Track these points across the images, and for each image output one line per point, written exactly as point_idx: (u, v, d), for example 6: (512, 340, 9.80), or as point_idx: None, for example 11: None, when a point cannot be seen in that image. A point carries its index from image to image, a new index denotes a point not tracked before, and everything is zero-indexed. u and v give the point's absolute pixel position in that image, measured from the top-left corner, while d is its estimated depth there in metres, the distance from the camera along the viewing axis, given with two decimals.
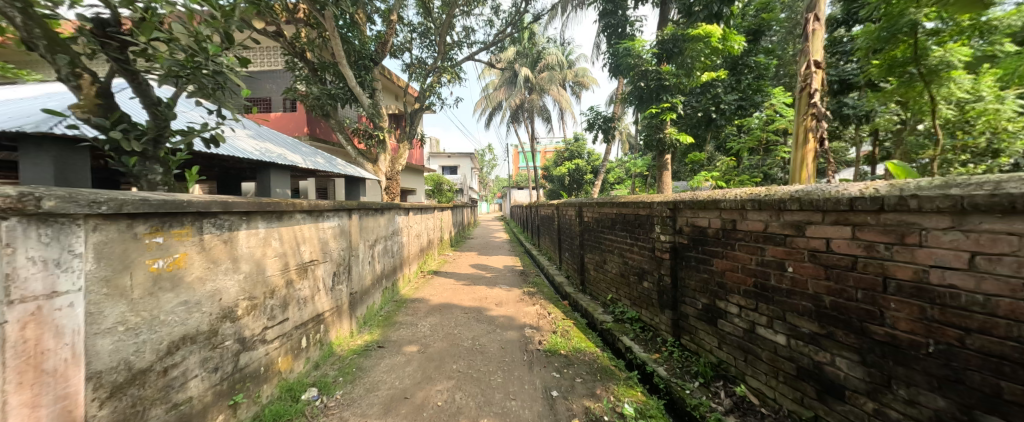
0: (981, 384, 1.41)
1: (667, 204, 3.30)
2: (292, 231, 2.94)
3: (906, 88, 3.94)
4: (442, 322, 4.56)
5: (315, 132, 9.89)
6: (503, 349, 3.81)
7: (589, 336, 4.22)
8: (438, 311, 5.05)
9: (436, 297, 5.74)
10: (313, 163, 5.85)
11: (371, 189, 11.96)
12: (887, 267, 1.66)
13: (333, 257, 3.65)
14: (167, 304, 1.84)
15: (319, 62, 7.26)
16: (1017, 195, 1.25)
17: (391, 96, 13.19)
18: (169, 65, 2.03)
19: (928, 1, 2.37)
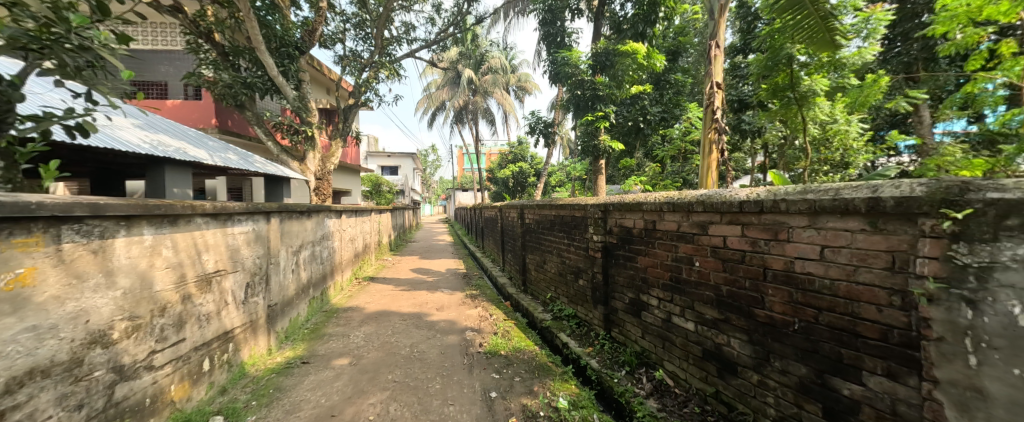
0: (829, 352, 1.74)
1: (599, 206, 3.55)
2: (190, 237, 2.67)
3: (786, 110, 4.61)
4: (377, 331, 4.43)
5: (226, 124, 8.98)
6: (442, 355, 3.82)
7: (529, 335, 4.38)
8: (374, 319, 4.90)
9: (373, 305, 5.56)
10: (223, 159, 5.27)
11: (298, 190, 11.18)
12: (767, 259, 1.98)
13: (246, 266, 3.37)
14: (7, 332, 1.56)
15: (231, 46, 6.63)
16: (849, 199, 1.56)
17: (321, 89, 12.43)
18: (13, 33, 1.62)
19: (797, 37, 2.85)
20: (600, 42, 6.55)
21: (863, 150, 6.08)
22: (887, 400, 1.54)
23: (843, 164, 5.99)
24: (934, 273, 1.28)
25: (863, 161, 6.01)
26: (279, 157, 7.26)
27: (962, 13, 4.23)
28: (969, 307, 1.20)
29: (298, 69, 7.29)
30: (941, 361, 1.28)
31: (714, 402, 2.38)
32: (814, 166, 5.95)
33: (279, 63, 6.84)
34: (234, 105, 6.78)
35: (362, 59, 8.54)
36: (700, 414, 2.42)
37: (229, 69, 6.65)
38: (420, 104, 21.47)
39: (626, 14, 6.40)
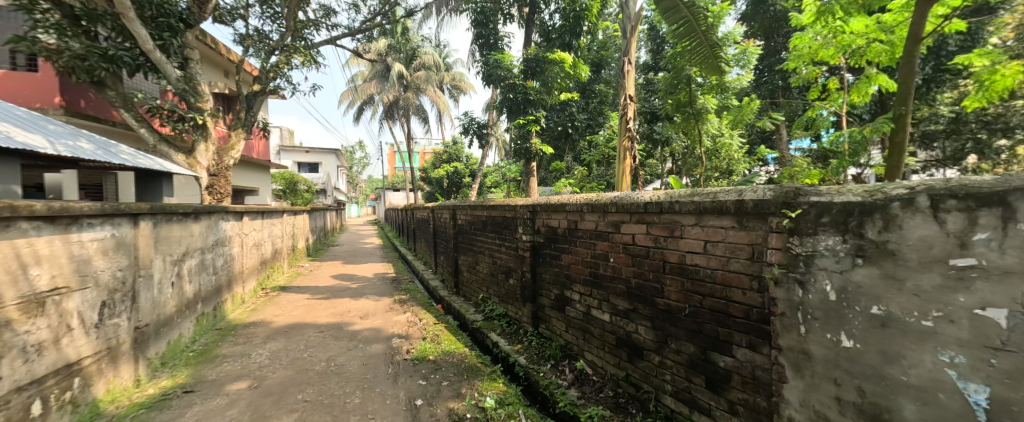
0: (710, 331, 2.04)
1: (528, 207, 3.70)
2: (7, 246, 2.11)
3: (686, 122, 5.19)
4: (285, 348, 4.11)
5: (78, 104, 7.35)
6: (364, 366, 3.69)
7: (459, 338, 4.41)
8: (282, 334, 4.53)
9: (282, 319, 5.13)
10: (69, 147, 4.20)
11: (186, 187, 9.79)
12: (666, 253, 2.26)
13: (101, 281, 2.77)
14: None
15: (84, 8, 5.48)
16: (724, 201, 1.85)
17: (219, 72, 11.01)
18: None
19: (691, 60, 3.29)
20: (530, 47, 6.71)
21: (742, 159, 7.13)
22: (749, 368, 1.85)
23: (728, 171, 6.94)
24: (779, 261, 1.53)
25: (743, 169, 7.04)
26: (156, 147, 6.23)
27: (813, 52, 5.14)
28: (800, 285, 1.46)
29: (182, 45, 6.36)
30: (784, 331, 1.53)
31: (625, 385, 2.64)
32: (708, 173, 6.78)
33: (156, 35, 5.90)
34: (89, 82, 5.56)
35: (270, 41, 7.77)
36: (614, 397, 2.68)
37: (81, 37, 5.43)
38: (344, 96, 20.20)
39: (553, 24, 6.70)
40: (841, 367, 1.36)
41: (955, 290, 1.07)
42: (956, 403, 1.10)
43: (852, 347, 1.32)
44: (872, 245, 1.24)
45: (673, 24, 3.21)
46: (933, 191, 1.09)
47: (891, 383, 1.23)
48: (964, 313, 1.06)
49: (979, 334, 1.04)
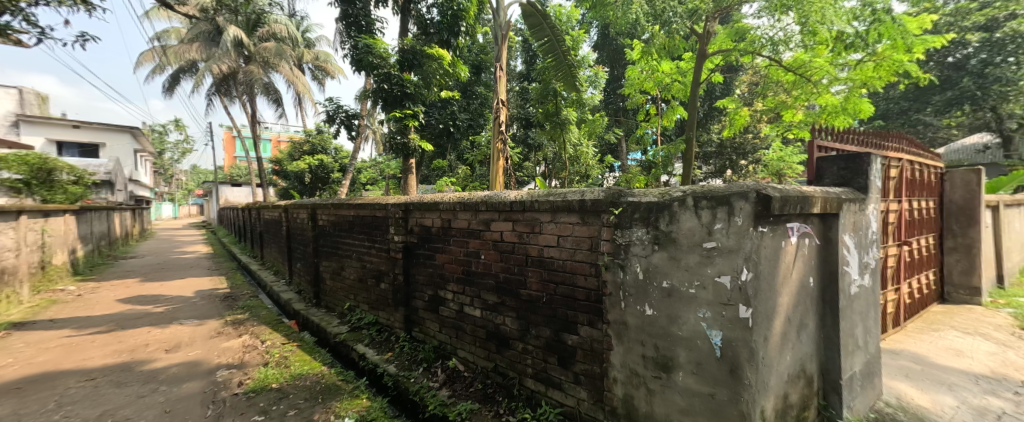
0: (559, 315, 2.25)
1: (400, 205, 3.57)
2: None
3: (556, 130, 5.76)
4: (15, 414, 2.91)
5: None
6: (165, 415, 2.88)
7: (316, 356, 3.88)
8: (13, 394, 3.24)
9: (10, 371, 3.71)
10: None
11: None
12: (527, 248, 2.41)
13: None
14: None
15: None
16: (571, 199, 2.06)
17: None
18: None
19: (553, 71, 3.69)
20: (406, 38, 6.13)
21: (597, 166, 7.93)
22: (588, 342, 2.07)
23: (586, 176, 7.56)
24: (608, 250, 1.88)
25: (596, 175, 7.90)
26: None
27: (639, 83, 6.30)
28: (621, 268, 1.83)
29: None
30: (611, 307, 1.89)
31: (493, 375, 2.75)
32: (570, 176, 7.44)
33: None
34: None
35: None
36: (482, 389, 2.74)
37: None
38: (150, 58, 15.87)
39: (432, 18, 6.60)
40: (646, 331, 1.75)
41: (705, 265, 1.51)
42: (706, 346, 1.53)
43: (652, 314, 1.72)
44: (663, 234, 1.65)
45: (538, 40, 3.65)
46: (695, 193, 1.52)
47: (674, 338, 1.64)
48: (710, 281, 1.50)
49: (717, 294, 1.48)
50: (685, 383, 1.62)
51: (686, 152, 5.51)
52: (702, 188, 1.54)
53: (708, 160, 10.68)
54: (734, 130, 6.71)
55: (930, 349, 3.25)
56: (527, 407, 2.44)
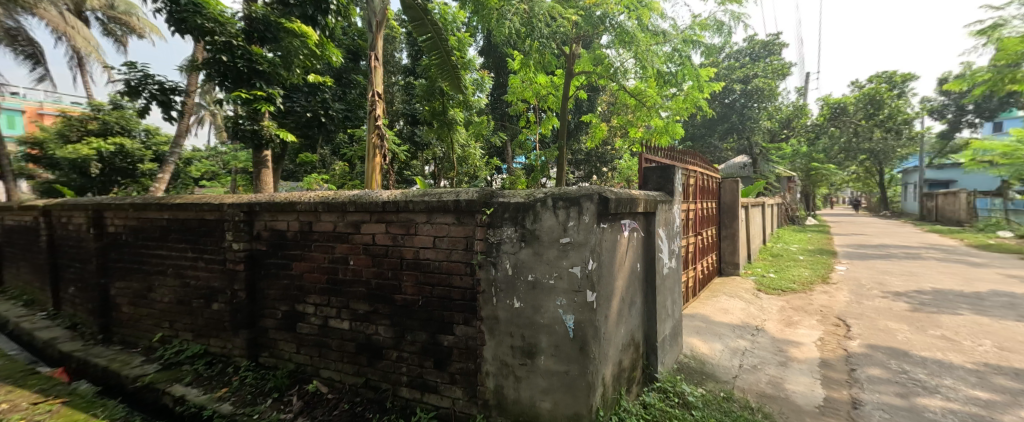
0: (434, 316, 2.10)
1: (242, 205, 2.68)
2: None
3: (443, 129, 5.79)
4: None
5: None
6: None
7: (98, 412, 2.56)
8: None
9: None
10: None
11: None
12: (402, 251, 2.16)
13: None
14: None
15: None
16: (448, 199, 1.96)
17: None
18: None
19: (438, 73, 3.69)
20: (257, 5, 5.10)
21: (484, 168, 7.82)
22: (463, 340, 2.02)
23: (474, 177, 7.53)
24: (481, 249, 1.94)
25: (485, 175, 7.74)
26: None
27: (521, 92, 6.74)
28: (493, 265, 1.91)
29: None
30: (484, 303, 1.95)
31: (363, 391, 2.36)
32: (462, 176, 7.43)
33: None
34: None
35: None
36: (350, 409, 2.30)
37: None
38: None
39: None
40: (514, 323, 1.89)
41: (562, 258, 1.76)
42: (562, 329, 1.78)
43: (518, 307, 1.87)
44: (529, 232, 1.83)
45: (421, 36, 3.62)
46: (553, 195, 1.76)
47: (537, 326, 1.84)
48: (565, 272, 1.75)
49: (571, 283, 1.75)
50: (545, 365, 1.83)
51: (558, 158, 6.14)
52: (559, 191, 1.78)
53: (579, 166, 12.00)
54: (594, 141, 7.77)
55: (710, 311, 4.50)
56: (401, 418, 2.17)
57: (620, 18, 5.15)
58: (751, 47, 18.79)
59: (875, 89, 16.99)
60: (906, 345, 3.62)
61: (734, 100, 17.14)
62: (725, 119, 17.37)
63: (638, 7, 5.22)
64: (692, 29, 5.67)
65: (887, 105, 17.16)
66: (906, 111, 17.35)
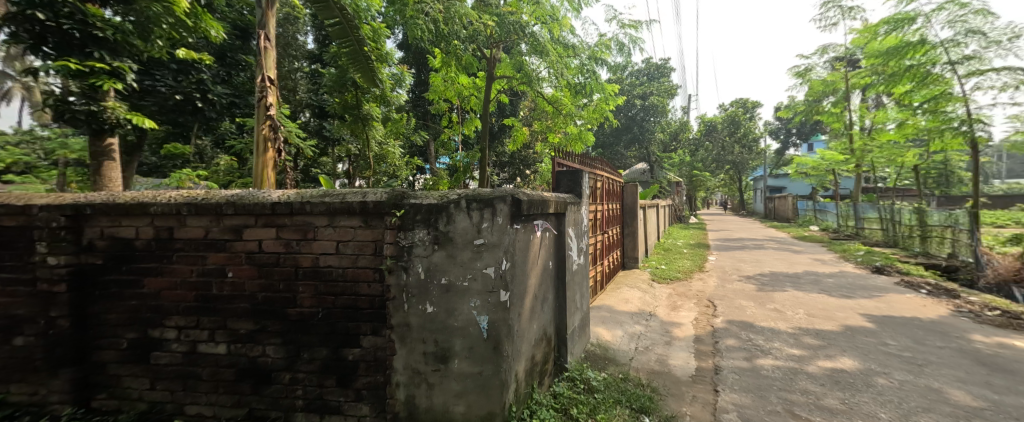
0: (340, 330, 1.87)
1: (64, 206, 1.92)
2: None
3: (354, 125, 5.30)
4: None
5: None
6: None
7: None
8: None
9: None
10: None
11: None
12: (297, 259, 1.86)
13: None
14: None
15: None
16: (353, 202, 1.78)
17: None
18: None
19: (353, 67, 3.38)
20: None
21: (405, 168, 7.66)
22: (371, 352, 1.84)
23: (394, 176, 7.29)
24: (391, 253, 1.80)
25: (406, 175, 7.56)
26: None
27: (442, 91, 6.57)
28: (404, 270, 1.80)
29: None
30: (394, 311, 1.81)
31: None
32: (380, 176, 7.05)
33: None
34: None
35: None
36: None
37: None
38: None
39: None
40: (426, 328, 1.81)
41: (477, 260, 1.79)
42: (476, 331, 1.80)
43: (432, 311, 1.81)
44: (442, 234, 1.79)
45: (328, 22, 3.29)
46: (467, 197, 1.77)
47: (450, 329, 1.81)
48: (479, 273, 1.79)
49: (485, 284, 1.79)
50: (459, 368, 1.81)
51: (481, 160, 6.14)
52: (473, 192, 1.80)
53: (504, 167, 12.11)
54: (516, 144, 7.90)
55: (613, 302, 4.84)
56: None
57: (533, 28, 5.24)
58: (648, 67, 20.87)
59: (734, 112, 20.79)
60: (752, 318, 4.34)
61: (635, 113, 18.87)
62: (629, 130, 18.88)
63: (549, 20, 5.46)
64: (597, 47, 6.04)
65: (744, 125, 21.06)
66: (755, 130, 21.22)
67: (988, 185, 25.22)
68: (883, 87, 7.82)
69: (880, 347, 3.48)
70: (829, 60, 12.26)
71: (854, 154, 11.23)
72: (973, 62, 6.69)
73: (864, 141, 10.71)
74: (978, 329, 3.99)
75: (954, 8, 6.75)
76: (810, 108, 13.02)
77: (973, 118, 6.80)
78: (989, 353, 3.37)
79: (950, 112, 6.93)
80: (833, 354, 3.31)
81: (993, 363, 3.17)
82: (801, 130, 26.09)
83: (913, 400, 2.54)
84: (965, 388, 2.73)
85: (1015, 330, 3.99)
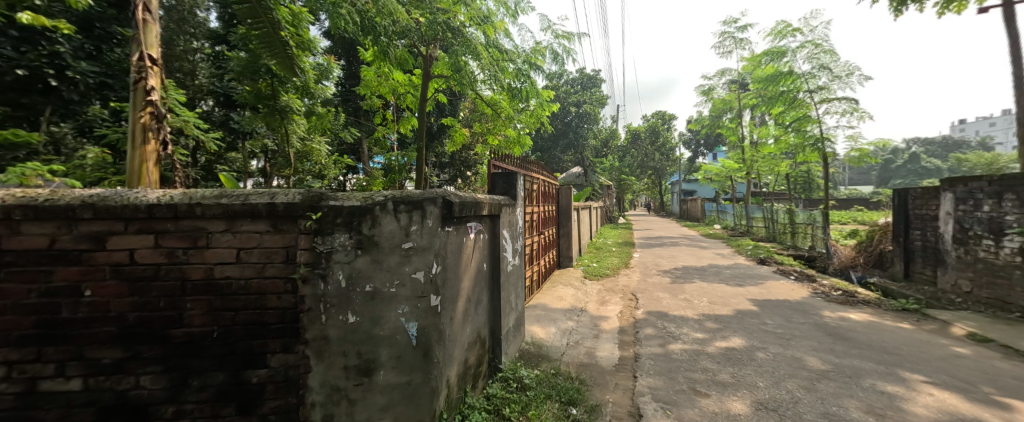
0: (243, 349, 1.63)
1: None
2: None
3: (271, 118, 4.74)
4: None
5: None
6: None
7: None
8: None
9: None
10: None
11: None
12: (185, 270, 1.56)
13: None
14: None
15: None
16: (258, 204, 1.57)
17: None
18: None
19: (265, 52, 3.03)
20: None
21: (332, 166, 7.24)
22: (281, 372, 1.64)
23: (321, 175, 6.77)
24: (306, 260, 1.62)
25: (333, 174, 7.09)
26: None
27: (375, 86, 6.29)
28: (322, 279, 1.64)
29: None
30: (310, 324, 1.64)
31: None
32: (302, 175, 6.47)
33: None
34: None
35: None
36: None
37: None
38: None
39: None
40: (348, 340, 1.67)
41: (405, 264, 1.73)
42: (404, 338, 1.74)
43: (354, 321, 1.68)
44: (366, 238, 1.67)
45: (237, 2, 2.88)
46: (395, 199, 1.69)
47: (375, 339, 1.71)
48: (408, 278, 1.74)
49: (414, 289, 1.75)
50: (386, 379, 1.72)
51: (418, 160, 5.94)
52: (400, 194, 1.72)
53: (443, 169, 11.81)
54: (455, 145, 7.74)
55: (548, 300, 4.96)
56: None
57: (467, 31, 5.10)
58: (581, 76, 21.77)
59: (654, 122, 22.63)
60: (667, 307, 4.73)
61: (570, 120, 19.57)
62: (564, 135, 19.56)
63: (483, 22, 5.38)
64: (531, 53, 6.14)
65: (662, 135, 23.04)
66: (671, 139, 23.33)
67: (840, 191, 30.52)
68: (765, 108, 9.01)
69: (762, 326, 3.99)
70: (727, 81, 13.89)
71: (745, 163, 12.91)
72: (824, 92, 8.01)
73: (752, 151, 12.44)
74: (828, 306, 4.76)
75: (811, 47, 7.97)
76: (713, 123, 14.71)
77: (824, 137, 8.19)
78: (835, 325, 4.03)
79: (809, 131, 8.31)
80: (727, 335, 3.72)
81: (837, 333, 3.79)
82: (707, 141, 29.36)
83: (783, 368, 2.96)
84: (819, 355, 3.23)
85: (852, 305, 4.81)
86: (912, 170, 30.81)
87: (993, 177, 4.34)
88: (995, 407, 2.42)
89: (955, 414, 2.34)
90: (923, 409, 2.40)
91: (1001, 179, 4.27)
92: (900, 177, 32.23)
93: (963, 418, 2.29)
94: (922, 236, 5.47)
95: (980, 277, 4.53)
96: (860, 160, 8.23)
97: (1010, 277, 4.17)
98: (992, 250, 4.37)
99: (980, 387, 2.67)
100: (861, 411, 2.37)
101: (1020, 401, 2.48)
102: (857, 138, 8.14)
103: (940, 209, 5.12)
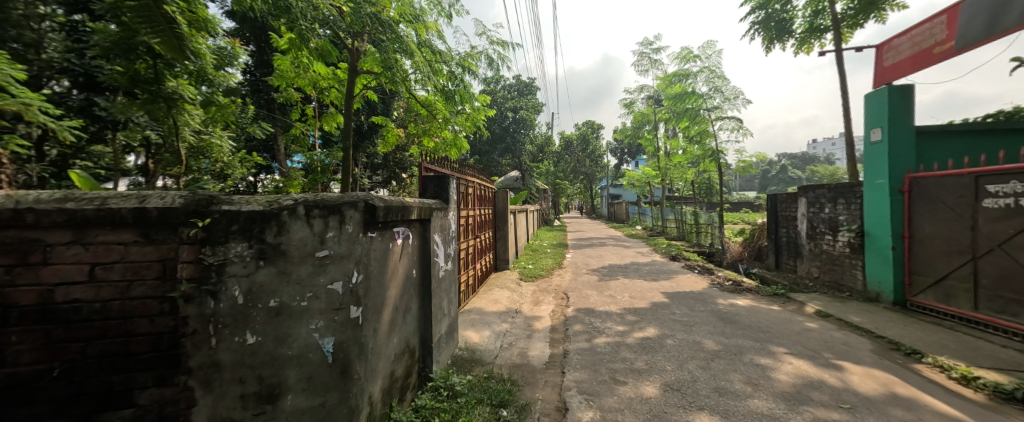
0: (99, 387, 1.34)
1: None
2: None
3: (152, 106, 3.99)
4: None
5: None
6: None
7: None
8: None
9: None
10: None
11: None
12: (8, 295, 1.22)
13: None
14: None
15: None
16: (119, 209, 1.29)
17: None
18: None
19: (139, 27, 2.55)
20: None
21: (238, 165, 6.61)
22: (151, 410, 1.37)
23: (222, 174, 6.19)
24: (189, 275, 1.38)
25: (239, 174, 6.53)
26: None
27: (291, 77, 5.70)
28: (211, 296, 1.40)
29: None
30: (193, 350, 1.39)
31: None
32: (195, 173, 5.74)
33: None
34: None
35: None
36: None
37: None
38: None
39: None
40: (244, 364, 1.46)
41: (318, 274, 1.55)
42: (318, 357, 1.56)
43: (254, 342, 1.46)
44: (270, 247, 1.47)
45: None
46: (307, 203, 1.51)
47: (281, 360, 1.51)
48: (322, 290, 1.56)
49: (330, 301, 1.58)
50: (293, 406, 1.52)
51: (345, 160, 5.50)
52: (313, 196, 1.55)
53: (376, 170, 11.16)
54: (388, 146, 7.33)
55: (483, 303, 4.90)
56: None
57: (399, 28, 4.83)
58: (518, 84, 22.24)
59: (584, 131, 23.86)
60: (593, 304, 4.95)
61: (507, 124, 19.85)
62: (501, 139, 19.78)
63: (415, 20, 5.16)
64: (466, 57, 6.01)
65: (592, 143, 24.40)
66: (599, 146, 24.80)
67: (735, 196, 34.84)
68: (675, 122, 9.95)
69: (670, 316, 4.36)
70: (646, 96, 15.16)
71: (662, 171, 14.14)
72: (718, 111, 9.11)
73: (666, 160, 13.69)
74: (721, 295, 5.37)
75: (709, 72, 9.02)
76: (635, 134, 15.92)
77: (719, 150, 9.30)
78: (727, 311, 4.54)
79: (708, 144, 9.39)
80: (643, 326, 3.99)
81: (727, 317, 4.27)
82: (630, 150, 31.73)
83: (686, 352, 3.24)
84: (715, 338, 3.60)
85: (738, 293, 5.48)
86: (788, 180, 36.36)
87: (832, 185, 5.27)
88: (833, 369, 2.89)
89: (807, 377, 2.75)
90: (785, 376, 2.78)
91: (837, 187, 5.20)
92: (778, 184, 37.88)
93: (811, 380, 2.70)
94: (786, 232, 6.41)
95: (824, 265, 5.42)
96: (746, 170, 9.50)
97: (843, 264, 5.05)
98: (831, 243, 5.28)
99: (824, 353, 3.17)
100: (742, 383, 2.67)
101: (849, 362, 2.99)
102: (742, 151, 9.38)
103: (797, 211, 6.06)
